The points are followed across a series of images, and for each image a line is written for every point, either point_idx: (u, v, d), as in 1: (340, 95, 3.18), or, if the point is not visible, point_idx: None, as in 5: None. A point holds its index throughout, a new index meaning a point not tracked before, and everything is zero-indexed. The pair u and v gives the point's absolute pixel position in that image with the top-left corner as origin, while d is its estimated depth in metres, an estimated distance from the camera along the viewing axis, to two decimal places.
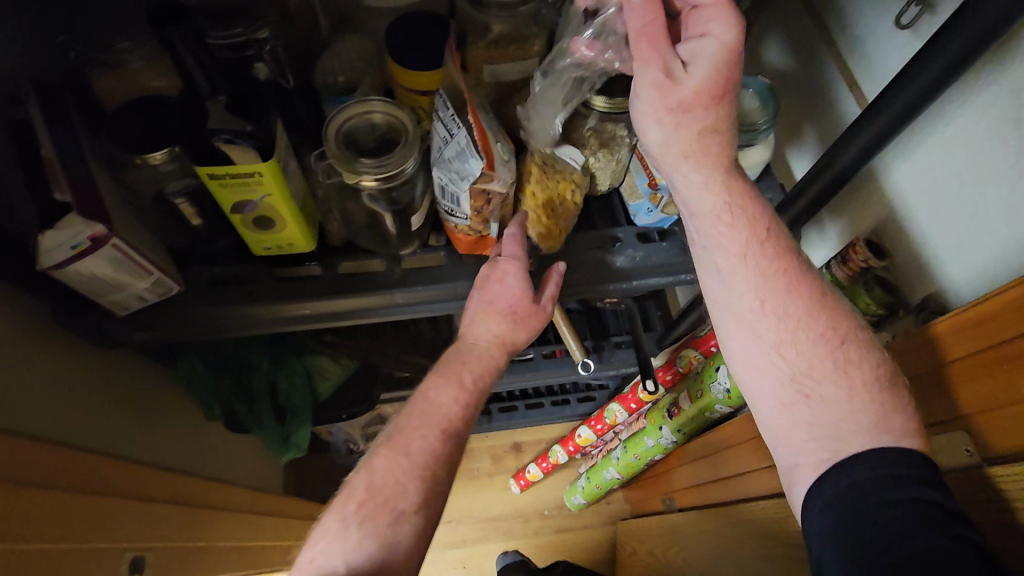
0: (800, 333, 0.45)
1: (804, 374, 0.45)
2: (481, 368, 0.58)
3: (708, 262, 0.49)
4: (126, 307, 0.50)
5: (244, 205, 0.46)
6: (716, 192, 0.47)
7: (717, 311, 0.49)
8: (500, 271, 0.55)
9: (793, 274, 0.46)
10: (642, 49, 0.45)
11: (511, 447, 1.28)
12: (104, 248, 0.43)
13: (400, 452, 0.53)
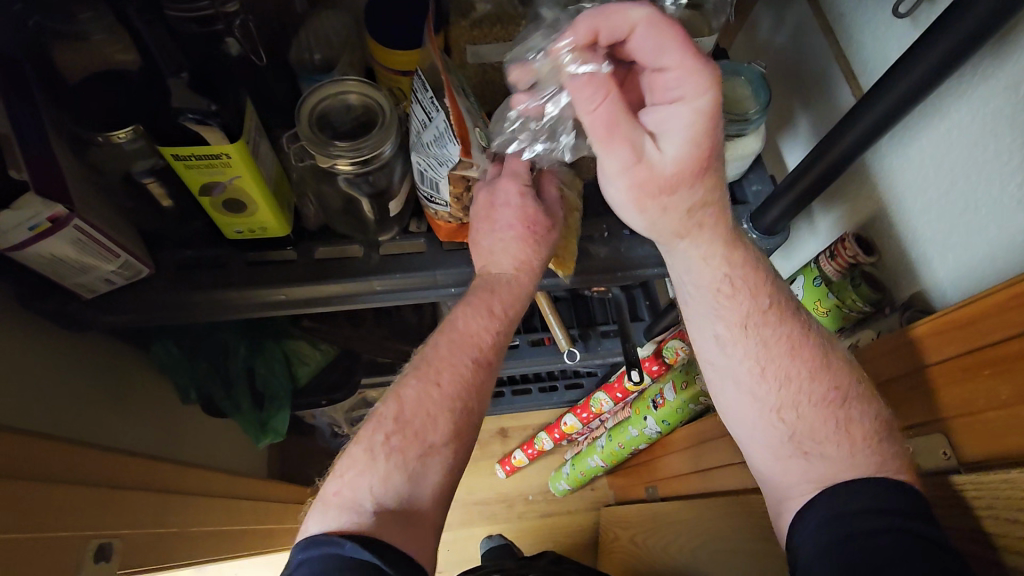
0: (801, 399, 0.47)
1: (804, 434, 0.47)
2: (511, 297, 0.53)
3: (708, 326, 0.51)
4: (94, 290, 0.49)
5: (212, 187, 0.44)
6: (717, 267, 0.48)
7: (716, 371, 0.52)
8: (503, 192, 0.52)
9: (793, 339, 0.48)
10: (603, 138, 0.41)
11: (497, 432, 1.28)
12: (65, 229, 0.42)
13: (430, 381, 0.50)
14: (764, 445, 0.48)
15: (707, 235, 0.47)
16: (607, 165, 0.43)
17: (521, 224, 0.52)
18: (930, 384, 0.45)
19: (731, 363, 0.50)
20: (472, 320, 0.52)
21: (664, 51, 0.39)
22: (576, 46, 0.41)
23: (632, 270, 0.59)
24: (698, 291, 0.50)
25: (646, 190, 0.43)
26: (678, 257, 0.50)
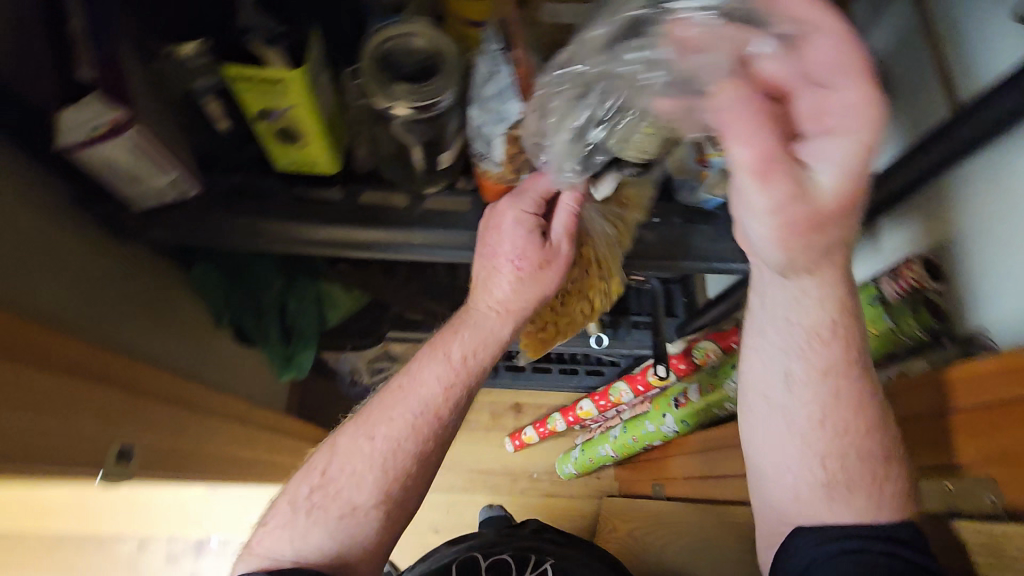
0: (856, 454, 0.49)
1: (839, 483, 0.49)
2: (476, 343, 0.54)
3: (779, 361, 0.53)
4: (143, 202, 0.50)
5: (268, 113, 0.44)
6: (823, 309, 0.49)
7: (769, 405, 0.54)
8: (498, 219, 0.51)
9: (859, 393, 0.49)
10: (771, 174, 0.39)
11: (512, 407, 1.28)
12: (123, 134, 0.42)
13: (364, 435, 0.52)
14: (796, 486, 0.51)
15: (826, 275, 0.48)
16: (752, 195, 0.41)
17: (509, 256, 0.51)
18: (948, 427, 0.44)
19: (794, 405, 0.52)
20: (428, 373, 0.53)
21: (839, 72, 0.37)
22: (738, 54, 0.38)
23: (676, 259, 0.57)
24: (789, 331, 0.51)
25: (794, 224, 0.42)
26: (784, 290, 0.50)
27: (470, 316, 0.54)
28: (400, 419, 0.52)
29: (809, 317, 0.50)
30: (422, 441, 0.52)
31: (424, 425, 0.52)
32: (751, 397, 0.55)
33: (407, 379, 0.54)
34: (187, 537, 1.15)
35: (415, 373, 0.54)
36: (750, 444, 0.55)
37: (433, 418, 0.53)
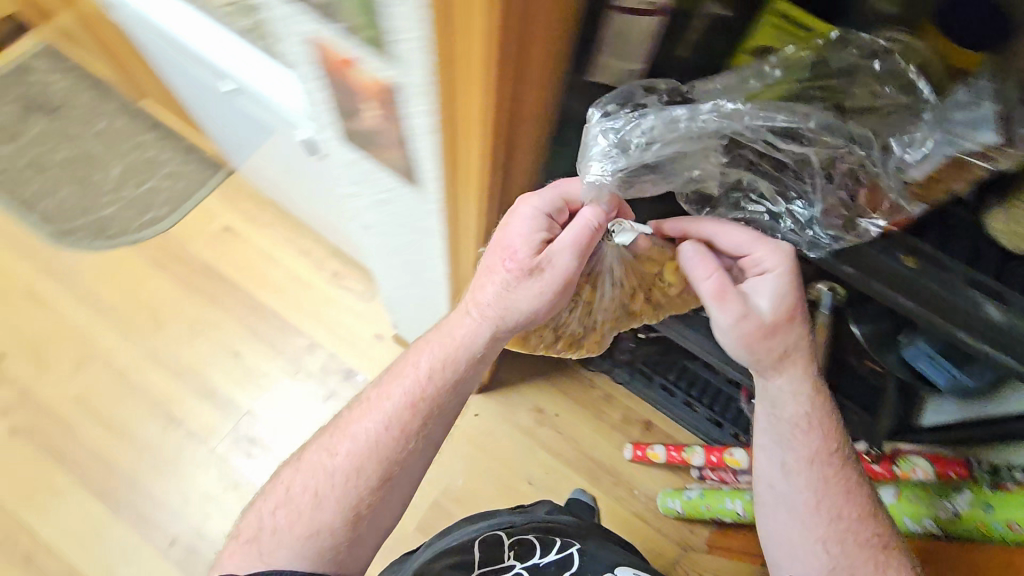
0: (846, 531, 0.65)
1: (842, 565, 0.64)
2: (433, 365, 0.66)
3: (779, 453, 0.67)
4: (595, 74, 0.59)
5: (766, 52, 0.53)
6: (802, 408, 0.66)
7: (772, 492, 0.68)
8: (506, 231, 0.62)
9: (829, 473, 0.66)
10: (728, 299, 0.61)
11: (644, 422, 1.30)
12: (653, 18, 0.52)
13: (326, 455, 0.65)
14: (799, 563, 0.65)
15: (794, 369, 0.65)
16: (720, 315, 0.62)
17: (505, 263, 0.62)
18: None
19: (790, 491, 0.67)
20: (399, 381, 0.66)
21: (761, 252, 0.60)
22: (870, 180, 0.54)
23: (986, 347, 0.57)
24: (780, 429, 0.67)
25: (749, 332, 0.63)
26: (770, 386, 0.66)
27: (443, 327, 0.67)
28: (360, 435, 0.65)
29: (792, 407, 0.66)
30: (377, 464, 0.64)
31: (388, 427, 0.65)
32: (760, 487, 0.69)
33: (376, 393, 0.67)
34: (343, 360, 1.31)
35: (385, 386, 0.67)
36: (763, 530, 0.70)
37: (393, 433, 0.64)
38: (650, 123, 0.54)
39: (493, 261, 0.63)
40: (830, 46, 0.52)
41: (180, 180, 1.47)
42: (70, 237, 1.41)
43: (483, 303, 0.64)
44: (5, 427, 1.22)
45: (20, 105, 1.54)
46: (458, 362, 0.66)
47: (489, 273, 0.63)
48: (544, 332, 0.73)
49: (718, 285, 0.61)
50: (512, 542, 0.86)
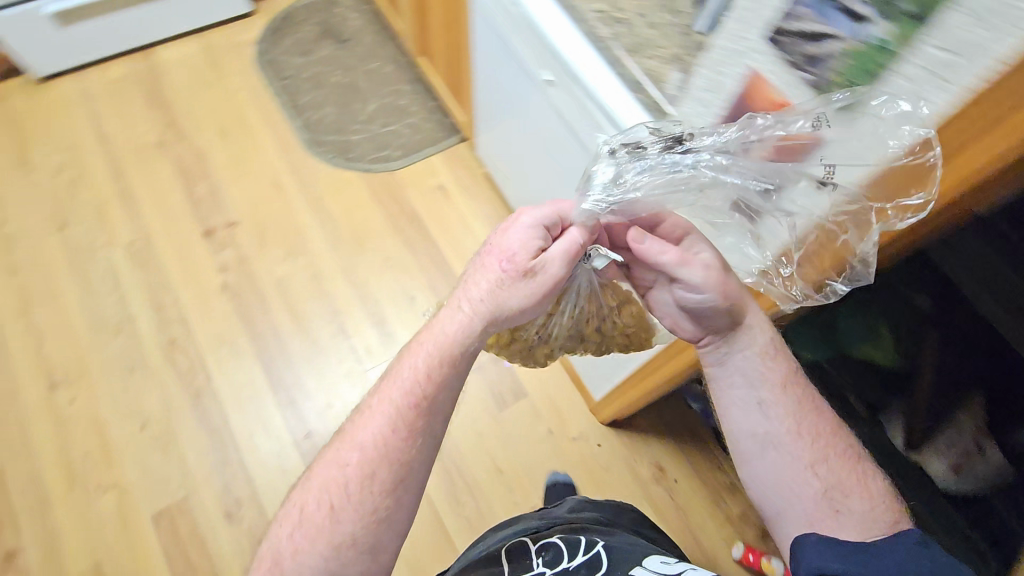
0: (835, 454, 0.60)
1: (836, 491, 0.58)
2: (423, 371, 0.61)
3: (749, 398, 0.63)
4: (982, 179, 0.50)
5: None
6: (762, 333, 0.63)
7: (758, 439, 0.62)
8: (500, 241, 0.62)
9: (806, 411, 0.62)
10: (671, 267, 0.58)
11: (762, 528, 1.23)
12: None
13: (336, 468, 0.60)
14: (800, 504, 0.59)
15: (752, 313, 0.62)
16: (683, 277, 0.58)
17: (497, 272, 0.60)
18: None
19: (780, 432, 0.61)
20: (397, 379, 0.62)
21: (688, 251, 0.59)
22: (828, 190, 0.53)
23: None
24: (743, 355, 0.63)
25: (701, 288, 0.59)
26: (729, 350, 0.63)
27: (429, 329, 0.64)
28: (366, 445, 0.60)
29: (759, 338, 0.62)
30: (390, 469, 0.59)
31: (393, 429, 0.60)
32: (743, 438, 0.63)
33: (378, 394, 0.63)
34: None
35: (387, 386, 0.62)
36: (757, 487, 0.63)
37: (397, 438, 0.60)
38: (648, 163, 0.56)
39: (489, 261, 0.62)
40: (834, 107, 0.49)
41: (418, 132, 1.63)
42: (319, 148, 1.60)
43: (478, 299, 0.61)
44: (219, 282, 1.41)
45: (318, 26, 1.78)
46: (449, 356, 0.61)
47: (482, 266, 0.63)
48: (502, 336, 0.70)
49: (691, 259, 0.58)
50: (541, 552, 0.83)
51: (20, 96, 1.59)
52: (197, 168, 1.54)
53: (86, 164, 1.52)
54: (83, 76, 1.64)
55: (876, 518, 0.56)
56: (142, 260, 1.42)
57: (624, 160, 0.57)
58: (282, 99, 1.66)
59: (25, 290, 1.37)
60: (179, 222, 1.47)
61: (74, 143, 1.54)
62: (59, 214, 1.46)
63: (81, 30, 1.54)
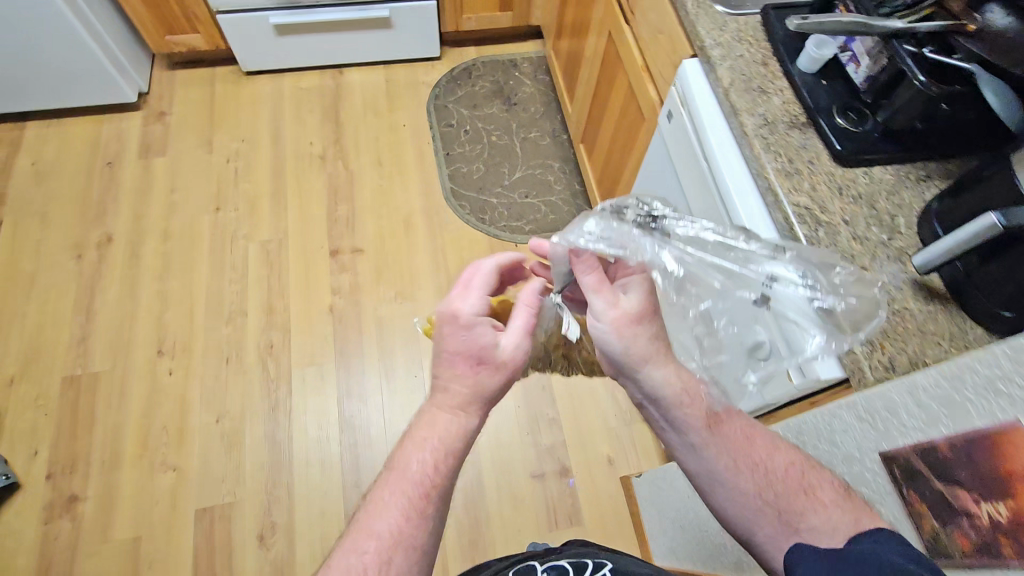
0: (779, 477, 0.55)
1: (805, 518, 0.52)
2: (431, 457, 0.58)
3: (687, 443, 0.58)
4: None
5: None
6: (676, 383, 0.58)
7: (712, 482, 0.57)
8: (446, 336, 0.60)
9: (732, 427, 0.58)
10: (598, 296, 0.57)
11: None
12: None
13: (352, 556, 0.53)
14: (767, 537, 0.54)
15: (664, 368, 0.57)
16: (604, 316, 0.57)
17: (464, 366, 0.59)
18: None
19: (719, 472, 0.57)
20: (400, 468, 0.58)
21: (624, 290, 0.59)
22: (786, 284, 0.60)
23: None
24: (663, 409, 0.58)
25: (626, 323, 0.57)
26: (647, 382, 0.57)
27: (413, 434, 0.60)
28: (384, 534, 0.54)
29: (665, 390, 0.57)
30: (408, 559, 0.54)
31: (407, 517, 0.55)
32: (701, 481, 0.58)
33: (386, 480, 0.58)
34: (567, 456, 1.32)
35: (393, 468, 0.58)
36: (727, 520, 0.58)
37: (414, 522, 0.55)
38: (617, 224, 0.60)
39: (450, 357, 0.60)
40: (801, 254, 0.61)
41: (554, 213, 1.62)
42: (457, 201, 1.63)
43: (450, 397, 0.60)
44: (328, 303, 1.46)
45: (493, 85, 1.84)
46: (455, 443, 0.60)
47: (435, 355, 0.61)
48: None
49: (613, 302, 0.57)
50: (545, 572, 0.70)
51: (224, 84, 1.77)
52: (344, 188, 1.62)
53: (255, 158, 1.65)
54: (280, 80, 1.79)
55: (837, 526, 0.50)
56: (271, 261, 1.51)
57: (609, 224, 0.60)
58: (438, 145, 1.72)
59: (167, 257, 1.49)
60: (313, 234, 1.55)
61: (252, 137, 1.69)
62: (218, 197, 1.58)
63: (292, 42, 1.68)
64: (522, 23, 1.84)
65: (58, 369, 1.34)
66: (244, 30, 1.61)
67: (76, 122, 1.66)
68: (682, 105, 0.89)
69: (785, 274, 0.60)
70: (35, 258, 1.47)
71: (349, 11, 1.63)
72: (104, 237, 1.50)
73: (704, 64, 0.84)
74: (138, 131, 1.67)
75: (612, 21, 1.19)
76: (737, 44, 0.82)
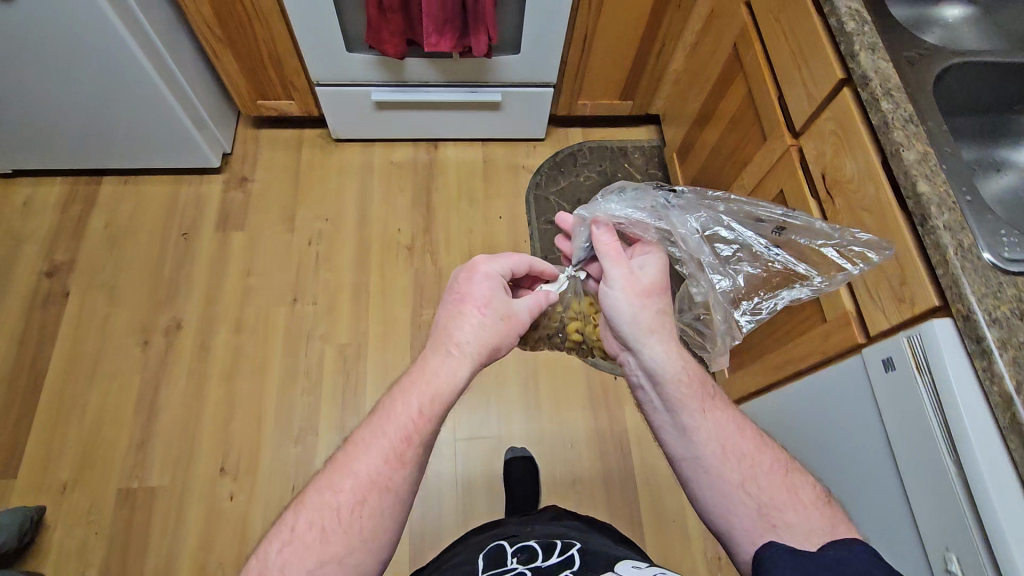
0: (763, 473, 0.67)
1: (770, 508, 0.65)
2: (427, 401, 0.62)
3: (680, 423, 0.70)
4: None
5: None
6: (675, 361, 0.70)
7: (694, 468, 0.69)
8: (467, 292, 0.66)
9: (722, 413, 0.71)
10: (614, 264, 0.72)
11: None
12: None
13: (341, 478, 0.60)
14: (739, 522, 0.65)
15: (666, 336, 0.70)
16: (618, 280, 0.71)
17: (478, 311, 0.65)
18: None
19: (705, 455, 0.68)
20: (396, 416, 0.62)
21: (639, 264, 0.73)
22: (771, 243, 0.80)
23: None
24: (662, 384, 0.71)
25: (637, 291, 0.71)
26: (649, 353, 0.70)
27: (411, 374, 0.64)
28: (372, 473, 0.60)
29: (665, 365, 0.70)
30: (392, 490, 0.60)
31: (391, 465, 0.60)
32: (685, 465, 0.70)
33: (383, 422, 0.61)
34: None
35: (395, 409, 0.62)
36: (704, 507, 0.69)
37: (397, 458, 0.60)
38: (641, 190, 0.78)
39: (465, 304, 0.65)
40: (794, 223, 0.79)
41: None
42: None
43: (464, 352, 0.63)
44: None
45: (599, 175, 1.67)
46: (449, 398, 0.63)
47: (455, 309, 0.66)
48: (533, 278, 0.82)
49: (629, 271, 0.71)
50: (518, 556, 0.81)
51: (311, 150, 1.63)
52: (432, 288, 1.48)
53: (339, 242, 1.52)
54: (371, 151, 1.65)
55: (809, 530, 0.62)
56: (349, 369, 1.37)
57: (631, 195, 0.77)
58: (536, 245, 1.56)
59: (238, 354, 1.36)
60: (396, 340, 1.41)
61: (336, 216, 1.55)
62: (296, 287, 1.45)
63: (390, 117, 1.53)
64: (641, 111, 1.65)
65: (113, 480, 1.23)
66: (341, 102, 1.47)
67: (154, 183, 1.54)
68: (916, 365, 0.70)
69: (789, 220, 0.79)
70: (99, 341, 1.35)
71: (459, 92, 1.47)
72: (173, 323, 1.38)
73: (967, 337, 0.65)
74: (217, 199, 1.54)
75: (789, 182, 1.00)
76: (1021, 322, 0.63)
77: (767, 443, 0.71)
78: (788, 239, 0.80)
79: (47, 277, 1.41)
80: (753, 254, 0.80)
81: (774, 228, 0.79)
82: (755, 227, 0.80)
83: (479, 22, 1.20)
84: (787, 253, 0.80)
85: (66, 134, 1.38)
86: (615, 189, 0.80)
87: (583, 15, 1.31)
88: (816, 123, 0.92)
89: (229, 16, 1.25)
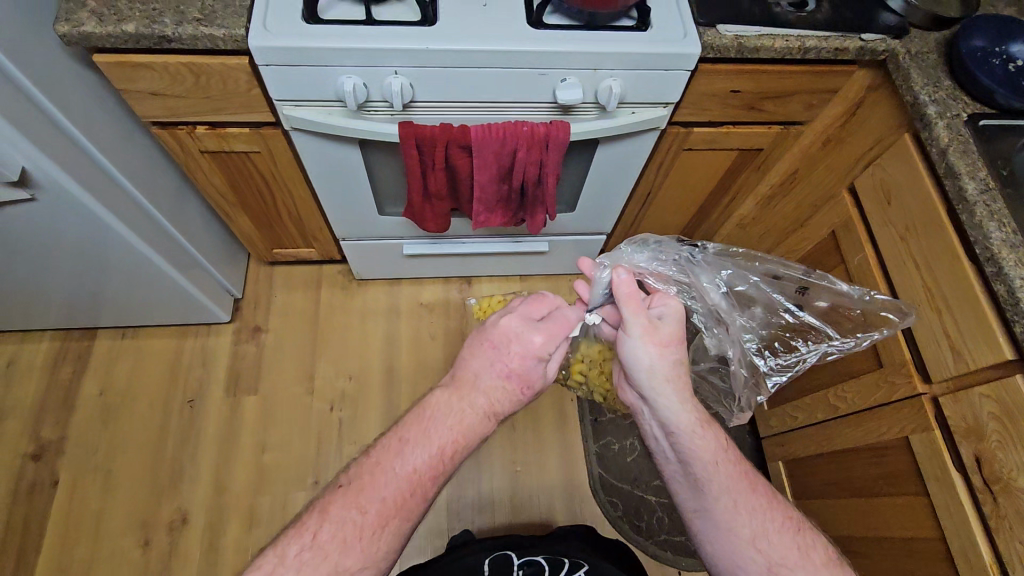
0: (775, 531, 0.68)
1: (776, 560, 0.67)
2: (461, 423, 0.66)
3: (689, 472, 0.71)
4: None
5: None
6: (689, 414, 0.71)
7: (698, 515, 0.70)
8: (499, 340, 0.69)
9: (735, 464, 0.71)
10: (630, 308, 0.71)
11: None
12: None
13: (368, 480, 0.62)
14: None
15: (680, 381, 0.71)
16: (635, 327, 0.70)
17: (510, 354, 0.68)
18: None
19: (716, 510, 0.69)
20: (428, 436, 0.64)
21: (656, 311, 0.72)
22: (794, 300, 0.88)
23: None
24: (674, 435, 0.71)
25: (657, 340, 0.70)
26: (664, 401, 0.70)
27: (446, 395, 0.67)
28: (403, 476, 0.62)
29: (679, 419, 0.70)
30: (414, 499, 0.62)
31: (412, 492, 0.62)
32: (690, 511, 0.71)
33: (407, 443, 0.64)
34: None
35: (421, 430, 0.65)
36: (707, 550, 0.71)
37: (427, 471, 0.63)
38: (665, 243, 0.85)
39: (495, 352, 0.69)
40: (812, 282, 0.88)
41: None
42: (609, 495, 1.32)
43: (483, 394, 0.67)
44: None
45: None
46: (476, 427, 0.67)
47: (489, 356, 0.69)
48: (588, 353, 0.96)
49: (649, 322, 0.71)
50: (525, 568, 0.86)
51: (332, 291, 1.46)
52: (471, 473, 1.32)
53: (364, 407, 1.35)
54: (397, 290, 1.48)
55: None
56: None
57: (656, 246, 0.84)
58: (584, 405, 1.39)
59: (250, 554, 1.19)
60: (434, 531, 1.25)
61: (361, 374, 1.38)
62: (317, 466, 1.28)
63: (422, 262, 1.36)
64: None
65: None
66: (368, 252, 1.30)
67: (155, 337, 1.37)
68: None
69: (813, 276, 0.88)
70: (92, 541, 1.18)
71: (502, 242, 1.31)
72: (177, 517, 1.21)
73: None
74: (226, 355, 1.37)
75: (919, 435, 0.84)
76: None
77: (776, 497, 0.72)
78: (811, 298, 0.88)
79: (32, 462, 1.23)
80: (776, 311, 0.88)
81: (798, 285, 0.88)
82: (780, 285, 0.88)
83: (536, 202, 1.02)
84: (816, 315, 0.89)
85: (50, 308, 1.20)
86: (637, 240, 0.86)
87: (649, 177, 1.14)
88: (969, 389, 0.77)
89: (245, 186, 1.07)
